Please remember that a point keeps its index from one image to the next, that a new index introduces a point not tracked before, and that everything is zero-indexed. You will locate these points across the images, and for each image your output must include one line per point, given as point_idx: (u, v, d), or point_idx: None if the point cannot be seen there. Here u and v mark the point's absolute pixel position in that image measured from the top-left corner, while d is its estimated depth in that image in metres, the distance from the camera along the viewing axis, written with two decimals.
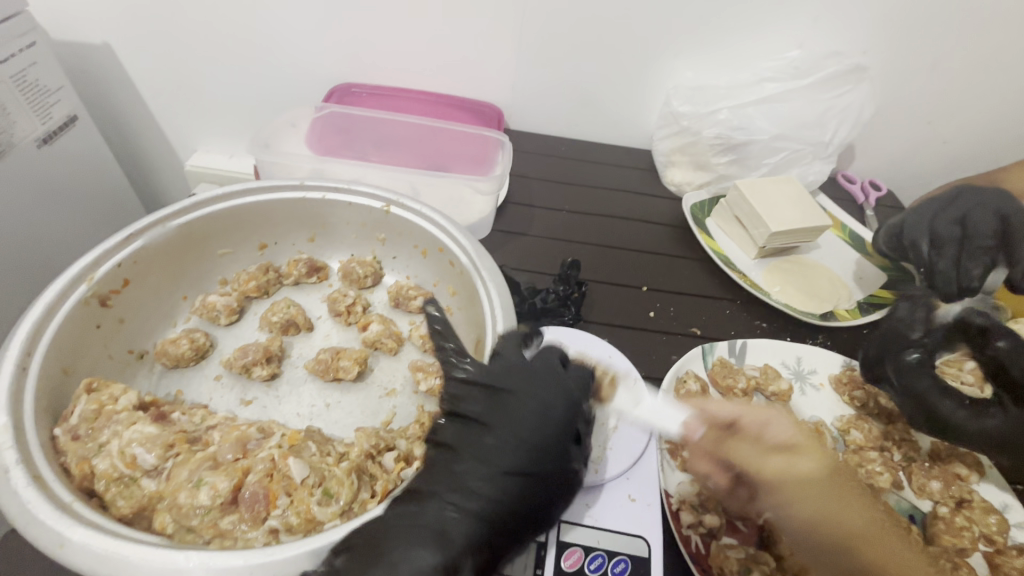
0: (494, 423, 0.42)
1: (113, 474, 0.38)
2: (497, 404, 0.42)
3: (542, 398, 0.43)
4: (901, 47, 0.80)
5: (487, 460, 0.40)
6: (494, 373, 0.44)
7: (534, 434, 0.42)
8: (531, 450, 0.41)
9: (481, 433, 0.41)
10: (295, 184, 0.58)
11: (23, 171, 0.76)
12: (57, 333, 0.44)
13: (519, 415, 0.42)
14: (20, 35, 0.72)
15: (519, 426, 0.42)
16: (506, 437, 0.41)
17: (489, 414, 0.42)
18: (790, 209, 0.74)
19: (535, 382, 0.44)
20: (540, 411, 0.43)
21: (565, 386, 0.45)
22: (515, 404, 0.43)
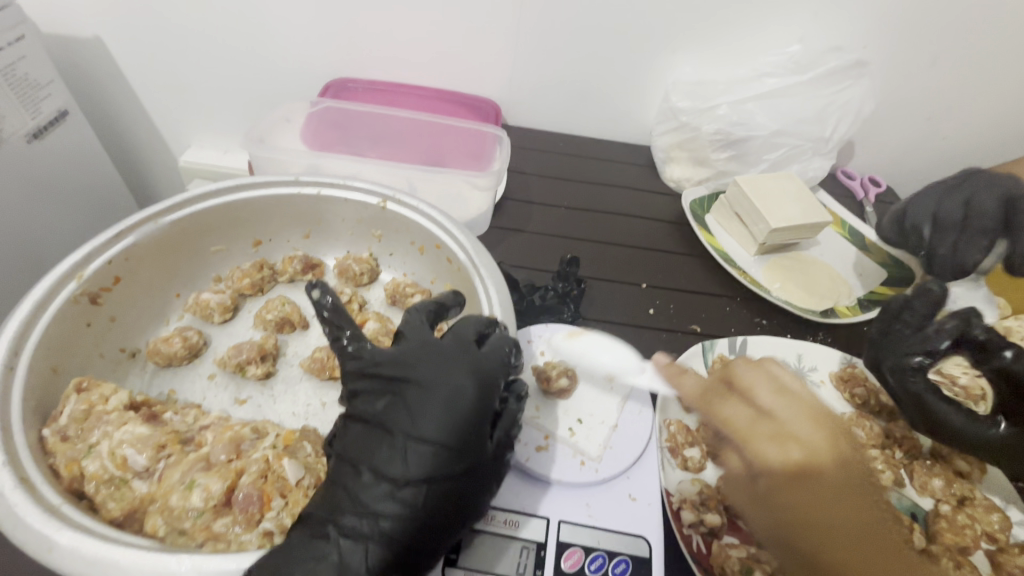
0: (402, 407, 0.38)
1: (103, 476, 0.37)
2: (405, 389, 0.39)
3: (446, 378, 0.39)
4: (901, 42, 0.80)
5: (397, 444, 0.37)
6: (397, 367, 0.40)
7: (445, 412, 0.38)
8: (443, 430, 0.37)
9: (391, 417, 0.38)
10: (290, 179, 0.58)
11: (13, 167, 0.75)
12: (46, 331, 0.43)
13: (426, 397, 0.38)
14: (10, 27, 0.71)
15: (423, 409, 0.38)
16: (411, 420, 0.37)
17: (389, 413, 0.38)
18: (790, 204, 0.74)
19: (440, 373, 0.39)
20: (444, 391, 0.38)
21: (478, 373, 0.40)
22: (417, 399, 0.38)
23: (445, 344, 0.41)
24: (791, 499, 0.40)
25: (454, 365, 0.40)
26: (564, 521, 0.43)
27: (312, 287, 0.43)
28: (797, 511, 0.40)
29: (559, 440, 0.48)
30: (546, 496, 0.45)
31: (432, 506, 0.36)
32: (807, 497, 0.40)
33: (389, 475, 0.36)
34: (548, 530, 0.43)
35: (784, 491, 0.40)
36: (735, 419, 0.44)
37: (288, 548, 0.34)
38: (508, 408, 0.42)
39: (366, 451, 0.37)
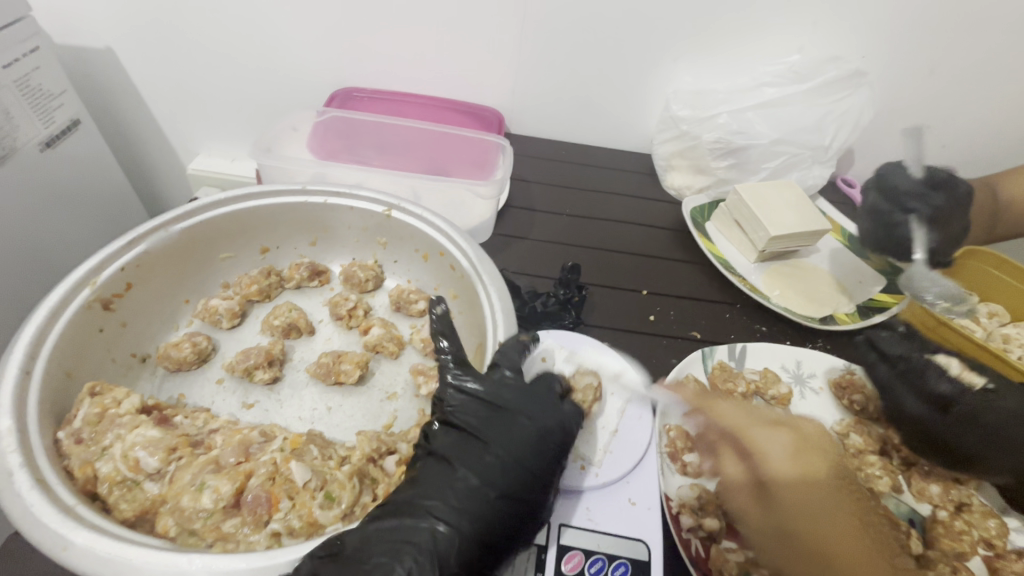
0: (503, 429, 0.41)
1: (116, 478, 0.38)
2: (504, 413, 0.42)
3: (545, 415, 0.43)
4: (899, 52, 0.81)
5: (497, 458, 0.40)
6: (500, 393, 0.43)
7: (536, 438, 0.42)
8: (539, 459, 0.41)
9: (491, 434, 0.41)
10: (297, 188, 0.59)
11: (27, 174, 0.77)
12: (61, 336, 0.44)
13: (526, 426, 0.42)
14: (24, 39, 0.73)
15: (526, 435, 0.41)
16: (514, 442, 0.41)
17: (488, 431, 0.41)
18: (789, 212, 0.75)
19: (538, 407, 0.43)
20: (541, 426, 0.42)
21: (564, 412, 0.45)
22: (514, 423, 0.42)
23: (541, 386, 0.46)
24: (790, 496, 0.43)
25: (550, 403, 0.44)
26: (564, 525, 0.44)
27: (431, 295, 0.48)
28: (800, 503, 0.43)
29: None
30: None
31: (517, 521, 0.39)
32: (805, 489, 0.43)
33: (488, 482, 0.39)
34: (548, 535, 0.44)
35: (787, 487, 0.43)
36: (734, 417, 0.48)
37: (373, 535, 0.36)
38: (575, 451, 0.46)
39: (464, 456, 0.40)
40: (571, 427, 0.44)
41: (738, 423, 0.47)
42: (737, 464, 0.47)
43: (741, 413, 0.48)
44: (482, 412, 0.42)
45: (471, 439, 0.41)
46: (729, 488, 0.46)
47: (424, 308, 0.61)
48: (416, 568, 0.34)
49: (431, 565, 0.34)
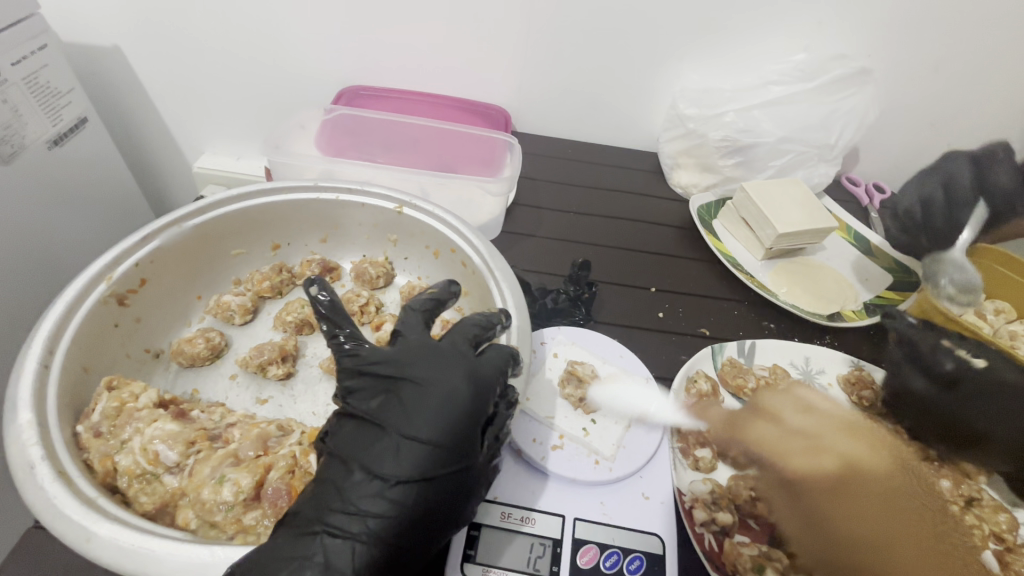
0: (397, 406, 0.39)
1: (136, 471, 0.38)
2: (400, 387, 0.39)
3: (443, 379, 0.39)
4: (904, 51, 0.81)
5: (391, 442, 0.37)
6: (397, 366, 0.40)
7: (436, 409, 0.38)
8: (435, 429, 0.38)
9: (387, 414, 0.38)
10: (308, 185, 0.59)
11: (34, 172, 0.77)
12: (77, 331, 0.44)
13: (422, 395, 0.39)
14: (33, 38, 0.73)
15: (419, 406, 0.38)
16: (406, 418, 0.38)
17: (385, 414, 0.39)
18: (797, 210, 0.75)
19: (436, 370, 0.40)
20: (441, 393, 0.39)
21: (472, 371, 0.40)
22: (413, 396, 0.39)
23: (444, 346, 0.42)
24: None
25: (448, 364, 0.40)
26: (578, 518, 0.45)
27: (308, 284, 0.46)
28: None
29: (572, 439, 0.49)
30: (559, 494, 0.46)
31: (420, 507, 0.36)
32: None
33: (381, 474, 0.36)
34: (563, 527, 0.44)
35: None
36: None
37: (275, 546, 0.34)
38: (499, 413, 0.42)
39: (357, 450, 0.38)
40: (480, 384, 0.40)
41: None
42: None
43: None
44: (380, 390, 0.40)
45: (368, 425, 0.39)
46: None
47: None
48: None
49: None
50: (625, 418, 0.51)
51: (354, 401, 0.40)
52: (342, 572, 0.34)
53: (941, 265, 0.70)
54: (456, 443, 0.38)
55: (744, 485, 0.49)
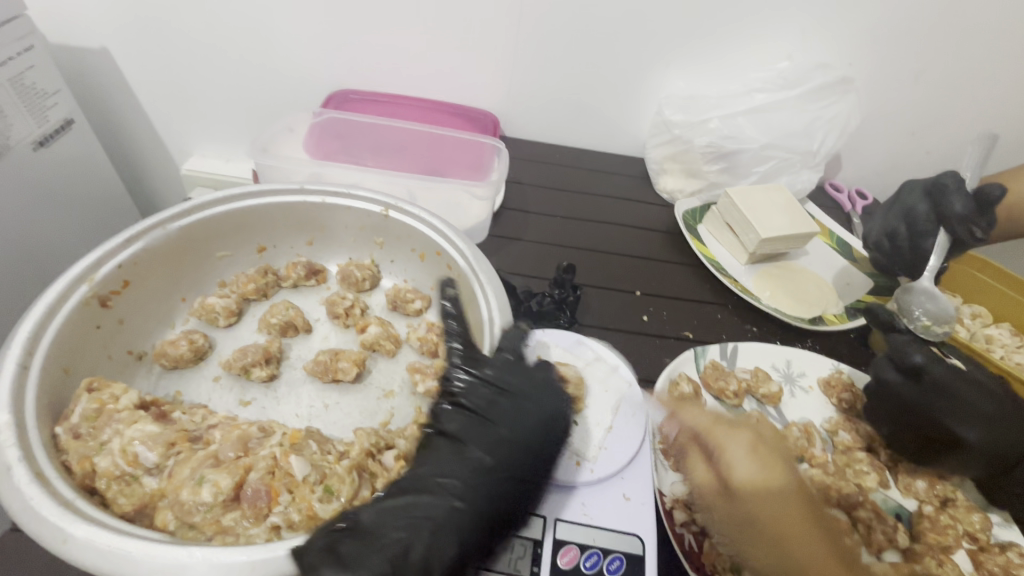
0: (509, 416, 0.46)
1: (115, 472, 0.38)
2: (505, 394, 0.48)
3: (546, 402, 0.48)
4: (883, 60, 0.83)
5: (506, 443, 0.45)
6: (505, 376, 0.49)
7: (536, 415, 0.47)
8: (538, 435, 0.46)
9: (499, 420, 0.46)
10: (295, 188, 0.59)
11: (19, 173, 0.76)
12: (58, 333, 0.44)
13: (527, 404, 0.47)
14: (18, 38, 0.73)
15: (530, 418, 0.46)
16: (519, 427, 0.46)
17: (495, 413, 0.47)
18: (779, 215, 0.76)
19: (537, 386, 0.49)
20: (542, 404, 0.48)
21: (562, 391, 0.50)
22: (518, 403, 0.47)
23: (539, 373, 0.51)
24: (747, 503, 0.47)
25: (548, 389, 0.49)
26: (559, 519, 0.45)
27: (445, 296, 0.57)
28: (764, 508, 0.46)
29: None
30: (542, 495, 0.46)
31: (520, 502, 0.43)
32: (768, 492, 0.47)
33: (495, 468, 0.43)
34: (544, 528, 0.44)
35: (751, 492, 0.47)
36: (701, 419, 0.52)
37: (390, 512, 0.39)
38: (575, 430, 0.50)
39: (470, 437, 0.45)
40: (569, 402, 0.50)
41: (703, 424, 0.50)
42: (703, 467, 0.50)
43: (705, 413, 0.53)
44: (493, 401, 0.47)
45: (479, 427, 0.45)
46: (700, 493, 0.49)
47: (421, 307, 0.61)
48: (434, 538, 0.38)
49: (446, 531, 0.39)
50: (601, 424, 0.51)
51: (466, 404, 0.47)
52: (460, 532, 0.39)
53: (912, 297, 0.67)
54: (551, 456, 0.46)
55: None
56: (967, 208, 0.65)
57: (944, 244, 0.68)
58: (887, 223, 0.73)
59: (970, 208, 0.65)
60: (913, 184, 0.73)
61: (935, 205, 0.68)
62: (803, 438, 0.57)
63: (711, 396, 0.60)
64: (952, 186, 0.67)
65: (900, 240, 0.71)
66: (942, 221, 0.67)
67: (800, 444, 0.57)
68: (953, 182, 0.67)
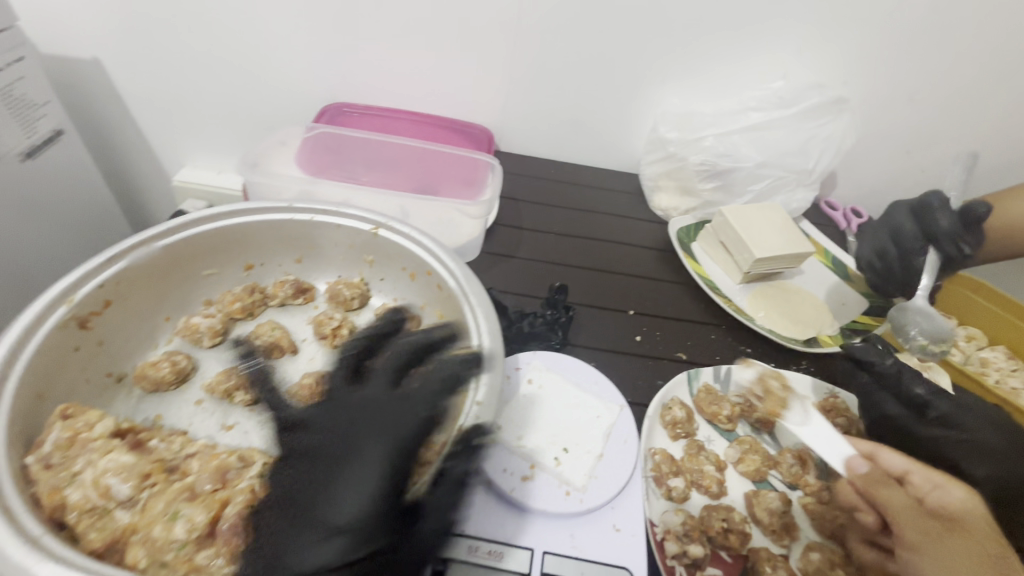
0: (349, 450, 0.38)
1: (86, 505, 0.37)
2: (339, 442, 0.39)
3: (390, 422, 0.39)
4: (878, 81, 0.83)
5: (336, 484, 0.37)
6: (344, 419, 0.40)
7: (364, 463, 0.37)
8: (343, 485, 0.37)
9: (344, 455, 0.38)
10: (284, 205, 0.58)
11: (6, 185, 0.75)
12: (33, 357, 0.43)
13: (361, 448, 0.38)
14: (8, 49, 0.72)
15: (362, 448, 0.38)
16: (355, 461, 0.37)
17: (333, 462, 0.38)
18: (774, 235, 0.76)
19: (372, 424, 0.39)
20: (359, 446, 0.38)
21: (395, 422, 0.39)
22: (359, 449, 0.38)
23: (386, 387, 0.42)
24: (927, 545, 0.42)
25: (382, 406, 0.40)
26: (548, 552, 0.44)
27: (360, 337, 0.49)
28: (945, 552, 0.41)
29: (544, 469, 0.48)
30: (530, 527, 0.45)
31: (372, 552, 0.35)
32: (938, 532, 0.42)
33: (330, 518, 0.35)
34: (532, 562, 0.43)
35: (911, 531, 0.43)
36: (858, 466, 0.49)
37: None
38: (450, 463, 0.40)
39: (309, 499, 0.37)
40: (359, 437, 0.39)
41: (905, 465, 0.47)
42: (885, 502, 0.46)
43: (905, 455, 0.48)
44: (337, 433, 0.39)
45: (310, 469, 0.38)
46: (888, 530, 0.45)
47: None
48: None
49: None
50: (593, 452, 0.50)
51: (306, 444, 0.40)
52: None
53: (907, 317, 0.67)
54: (393, 486, 0.37)
55: (717, 517, 0.49)
56: (953, 225, 0.66)
57: (933, 262, 0.68)
58: (877, 241, 0.73)
59: (957, 226, 0.66)
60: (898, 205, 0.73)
61: (923, 223, 0.69)
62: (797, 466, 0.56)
63: (704, 421, 0.59)
64: (937, 205, 0.68)
65: (891, 260, 0.71)
66: (930, 240, 0.68)
67: (794, 471, 0.55)
68: (938, 201, 0.68)
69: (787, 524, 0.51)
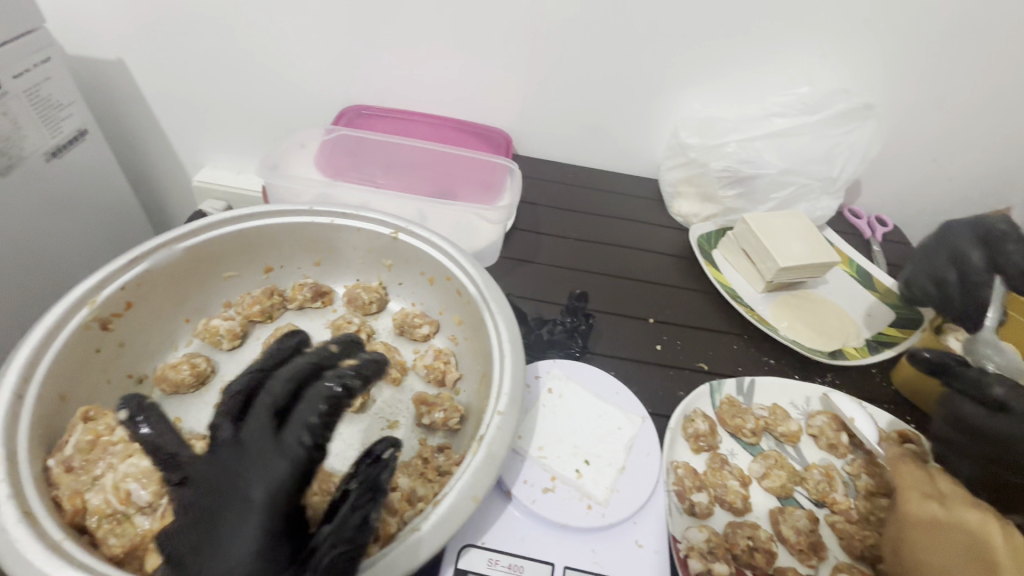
0: (221, 501, 0.34)
1: (106, 510, 0.37)
2: (212, 494, 0.34)
3: (262, 465, 0.34)
4: (907, 86, 0.81)
5: (213, 538, 0.32)
6: (216, 468, 0.35)
7: (242, 515, 0.33)
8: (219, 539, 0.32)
9: (219, 504, 0.34)
10: (304, 208, 0.58)
11: (32, 185, 0.76)
12: (56, 359, 0.43)
13: (236, 498, 0.33)
14: (36, 51, 0.73)
15: (237, 499, 0.33)
16: (231, 510, 0.33)
17: (211, 513, 0.33)
18: (798, 244, 0.74)
19: (243, 471, 0.34)
20: (236, 493, 0.33)
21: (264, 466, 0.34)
22: (232, 499, 0.33)
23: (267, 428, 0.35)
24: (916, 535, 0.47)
25: (258, 447, 0.34)
26: (569, 567, 0.43)
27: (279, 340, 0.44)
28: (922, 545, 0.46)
29: (564, 481, 0.47)
30: (550, 541, 0.44)
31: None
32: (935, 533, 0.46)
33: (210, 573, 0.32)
34: None
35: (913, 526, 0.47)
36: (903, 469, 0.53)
37: None
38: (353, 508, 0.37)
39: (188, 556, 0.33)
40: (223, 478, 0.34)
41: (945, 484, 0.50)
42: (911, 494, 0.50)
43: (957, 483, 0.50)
44: (210, 483, 0.34)
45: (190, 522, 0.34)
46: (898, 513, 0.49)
47: (428, 332, 0.60)
48: None
49: None
50: (615, 465, 0.49)
51: (186, 495, 0.35)
52: None
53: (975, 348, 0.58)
54: (281, 526, 0.33)
55: (742, 534, 0.48)
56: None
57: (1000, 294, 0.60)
58: (932, 269, 0.65)
59: None
60: (960, 225, 0.66)
61: (991, 251, 0.61)
62: (824, 482, 0.54)
63: (728, 434, 0.58)
64: (1006, 231, 0.61)
65: (950, 287, 0.63)
66: (999, 269, 0.60)
67: (820, 488, 0.54)
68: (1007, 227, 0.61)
69: (814, 543, 0.49)
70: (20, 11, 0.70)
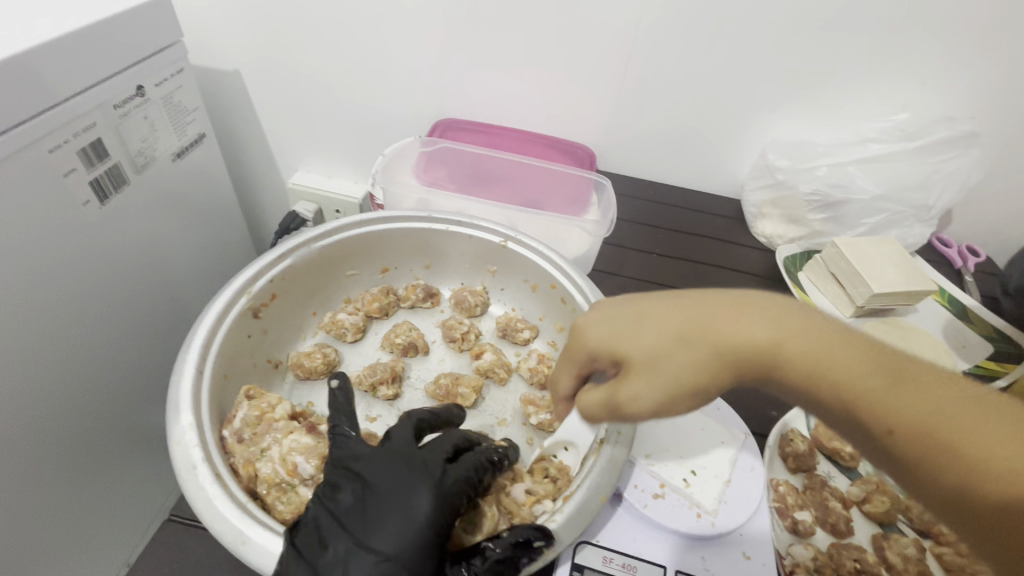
0: (390, 491, 0.38)
1: (275, 479, 0.41)
2: (376, 483, 0.38)
3: (426, 470, 0.39)
4: (1011, 115, 0.79)
5: (383, 517, 0.36)
6: (382, 468, 0.39)
7: (405, 513, 0.36)
8: (383, 527, 0.36)
9: (386, 492, 0.38)
10: (422, 215, 0.62)
11: (162, 182, 0.83)
12: (223, 340, 0.48)
13: (401, 494, 0.37)
14: (173, 63, 0.81)
15: (411, 491, 0.37)
16: (403, 502, 0.37)
17: (372, 497, 0.37)
18: (893, 271, 0.73)
19: (410, 473, 0.39)
20: (400, 487, 0.38)
21: (429, 470, 0.39)
22: (393, 492, 0.37)
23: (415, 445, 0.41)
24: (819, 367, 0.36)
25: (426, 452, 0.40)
26: (680, 571, 0.45)
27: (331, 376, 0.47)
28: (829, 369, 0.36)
29: (673, 489, 0.49)
30: (662, 545, 0.46)
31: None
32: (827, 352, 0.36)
33: (376, 547, 0.35)
34: None
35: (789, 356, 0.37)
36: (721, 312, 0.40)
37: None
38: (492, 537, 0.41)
39: (352, 523, 0.37)
40: (401, 471, 0.39)
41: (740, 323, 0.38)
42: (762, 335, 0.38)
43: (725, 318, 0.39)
44: (382, 474, 0.39)
45: (360, 504, 0.37)
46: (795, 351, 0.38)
47: (529, 336, 0.63)
48: None
49: None
50: (721, 479, 0.50)
51: (360, 469, 0.39)
52: None
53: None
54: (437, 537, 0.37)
55: (848, 556, 0.49)
56: None
57: None
58: None
59: None
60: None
61: None
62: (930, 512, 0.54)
63: (824, 456, 0.58)
64: None
65: None
66: None
67: (925, 518, 0.53)
68: None
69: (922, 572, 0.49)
70: (168, 25, 0.77)
